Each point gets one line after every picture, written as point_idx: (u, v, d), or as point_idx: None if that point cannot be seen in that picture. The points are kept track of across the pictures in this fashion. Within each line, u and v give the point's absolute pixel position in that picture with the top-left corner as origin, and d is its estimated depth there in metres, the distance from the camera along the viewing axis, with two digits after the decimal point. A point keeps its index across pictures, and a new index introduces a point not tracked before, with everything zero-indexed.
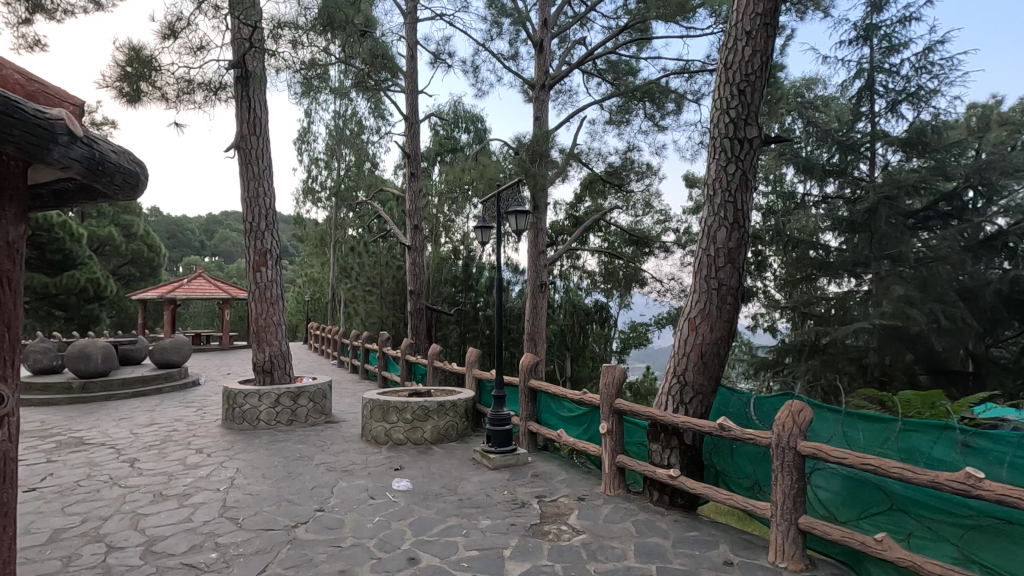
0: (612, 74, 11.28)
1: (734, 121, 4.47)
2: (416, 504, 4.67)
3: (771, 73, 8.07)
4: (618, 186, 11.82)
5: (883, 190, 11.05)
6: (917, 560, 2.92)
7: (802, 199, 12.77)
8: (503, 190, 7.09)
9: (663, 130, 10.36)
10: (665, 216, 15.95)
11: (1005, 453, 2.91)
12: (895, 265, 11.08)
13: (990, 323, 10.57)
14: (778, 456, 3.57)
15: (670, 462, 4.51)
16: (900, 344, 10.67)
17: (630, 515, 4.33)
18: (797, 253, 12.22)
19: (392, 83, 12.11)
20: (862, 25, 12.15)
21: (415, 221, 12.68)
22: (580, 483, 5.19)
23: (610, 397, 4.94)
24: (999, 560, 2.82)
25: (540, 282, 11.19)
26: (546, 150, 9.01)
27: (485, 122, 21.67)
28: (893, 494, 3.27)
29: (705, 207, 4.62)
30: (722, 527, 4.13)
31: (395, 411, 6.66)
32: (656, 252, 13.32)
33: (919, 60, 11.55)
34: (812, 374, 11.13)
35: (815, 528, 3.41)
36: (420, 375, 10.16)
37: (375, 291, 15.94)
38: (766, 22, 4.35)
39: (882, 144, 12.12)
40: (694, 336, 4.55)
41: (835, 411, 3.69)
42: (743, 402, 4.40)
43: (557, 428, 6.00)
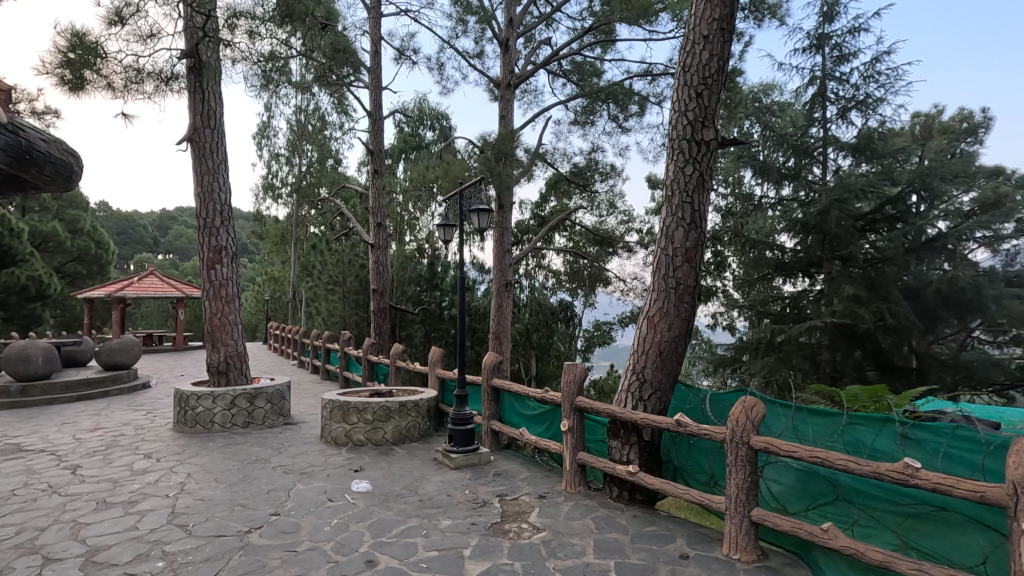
0: (577, 75, 11.37)
1: (692, 123, 4.56)
2: (375, 505, 4.60)
3: (730, 78, 8.31)
4: (583, 187, 11.93)
5: (835, 193, 11.29)
6: (859, 548, 3.05)
7: (759, 201, 13.18)
8: (465, 189, 7.06)
9: (626, 131, 10.54)
10: (628, 216, 16.20)
11: (941, 444, 3.05)
12: (846, 265, 11.50)
13: (931, 321, 11.17)
14: (732, 450, 3.66)
15: (630, 458, 4.57)
16: (850, 342, 11.15)
17: (590, 512, 4.37)
18: (753, 253, 12.57)
19: (355, 78, 11.93)
20: (815, 34, 12.60)
21: (378, 218, 12.47)
22: (541, 481, 5.20)
23: (571, 395, 4.96)
24: (935, 546, 2.97)
25: (506, 281, 11.13)
26: (511, 149, 9.02)
27: (450, 119, 21.50)
28: (840, 485, 3.40)
29: (664, 207, 4.69)
30: (679, 522, 4.22)
31: (355, 412, 6.55)
32: (619, 252, 13.51)
33: (868, 69, 12.05)
34: (767, 371, 11.55)
35: (766, 520, 3.50)
36: (382, 375, 10.03)
37: (337, 289, 15.65)
38: (723, 26, 4.46)
39: (834, 149, 12.56)
40: (653, 334, 4.62)
41: (786, 406, 3.81)
42: (700, 399, 4.51)
43: (519, 427, 6.01)
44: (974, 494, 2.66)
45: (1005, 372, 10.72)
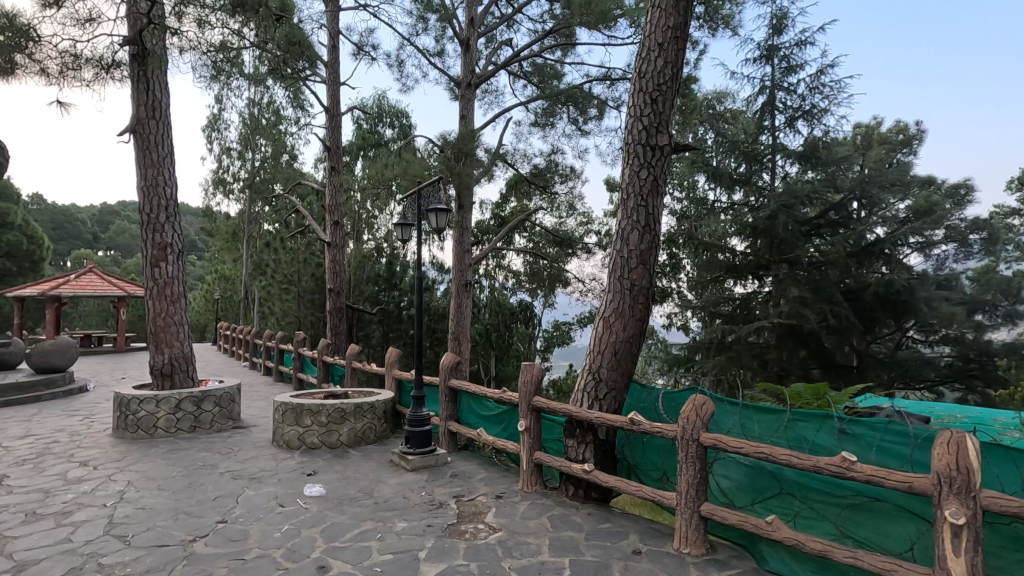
0: (537, 77, 11.44)
1: (647, 128, 4.66)
2: (329, 509, 4.50)
3: (686, 86, 8.57)
4: (543, 188, 12.02)
5: (783, 199, 11.74)
6: (801, 539, 3.18)
7: (712, 205, 13.62)
8: (424, 187, 6.98)
9: (586, 134, 10.67)
10: (587, 218, 16.44)
11: (875, 438, 3.23)
12: (792, 268, 11.97)
13: (870, 322, 11.79)
14: (683, 447, 3.76)
15: (585, 456, 4.63)
16: (795, 342, 11.64)
17: (546, 511, 4.41)
18: (706, 255, 12.93)
19: (312, 73, 11.63)
20: (765, 46, 13.10)
21: (335, 216, 12.21)
22: (498, 481, 5.22)
23: (528, 395, 4.99)
24: (870, 535, 3.14)
25: (465, 281, 11.07)
26: (471, 149, 9.00)
27: (410, 117, 21.26)
28: (783, 479, 3.55)
29: (620, 210, 4.78)
30: (633, 518, 4.31)
31: (308, 415, 6.38)
32: (578, 253, 13.67)
33: (813, 81, 12.62)
34: (719, 370, 11.97)
35: (715, 514, 3.61)
36: (338, 376, 9.84)
37: (292, 288, 15.23)
38: (677, 35, 4.58)
39: (782, 156, 13.08)
40: (608, 334, 4.70)
41: (733, 404, 3.94)
42: (653, 397, 4.62)
43: (477, 427, 6.01)
44: (903, 485, 2.82)
45: (935, 369, 11.45)
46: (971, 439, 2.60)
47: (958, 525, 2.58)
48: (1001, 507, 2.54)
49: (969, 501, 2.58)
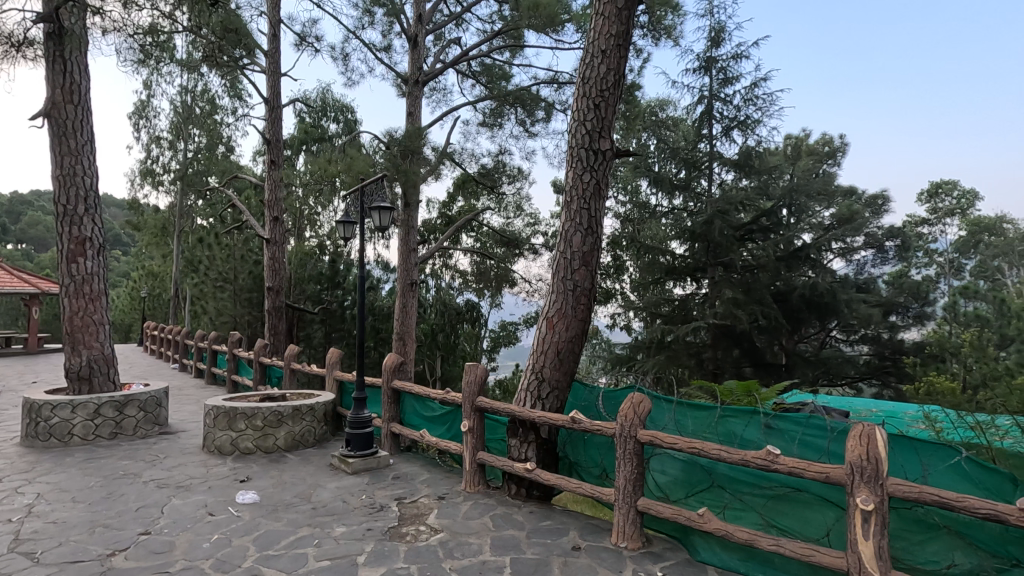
0: (486, 77, 11.45)
1: (590, 133, 4.77)
2: (263, 516, 4.33)
3: (630, 93, 8.85)
4: (491, 189, 12.04)
5: (718, 205, 12.24)
6: (729, 530, 3.34)
7: (654, 209, 14.07)
8: (367, 184, 6.81)
9: (533, 136, 10.76)
10: (534, 219, 16.60)
11: (796, 431, 3.44)
12: (727, 271, 12.50)
13: (797, 322, 12.53)
14: (621, 444, 3.87)
15: (527, 456, 4.67)
16: (729, 341, 12.23)
17: (489, 511, 4.42)
18: (648, 258, 13.27)
19: (250, 62, 11.14)
20: (704, 57, 13.66)
21: (275, 212, 11.75)
22: (441, 482, 5.19)
23: (471, 395, 4.99)
24: (792, 523, 3.34)
25: (411, 281, 10.91)
26: (418, 147, 8.90)
27: (355, 112, 20.76)
28: (714, 473, 3.71)
29: (564, 212, 4.86)
30: (573, 515, 4.40)
31: (242, 419, 6.11)
32: (526, 253, 13.76)
33: (748, 93, 13.26)
34: (659, 368, 12.38)
35: (651, 508, 3.73)
36: (276, 378, 9.50)
37: (227, 287, 14.55)
38: (619, 42, 4.70)
39: (719, 164, 13.66)
40: (551, 334, 4.77)
41: (669, 401, 4.08)
42: (594, 395, 4.74)
43: (420, 428, 5.96)
44: (821, 475, 3.01)
45: (855, 366, 12.31)
46: (879, 432, 2.81)
47: (868, 511, 2.78)
48: (904, 493, 2.76)
49: (877, 488, 2.79)
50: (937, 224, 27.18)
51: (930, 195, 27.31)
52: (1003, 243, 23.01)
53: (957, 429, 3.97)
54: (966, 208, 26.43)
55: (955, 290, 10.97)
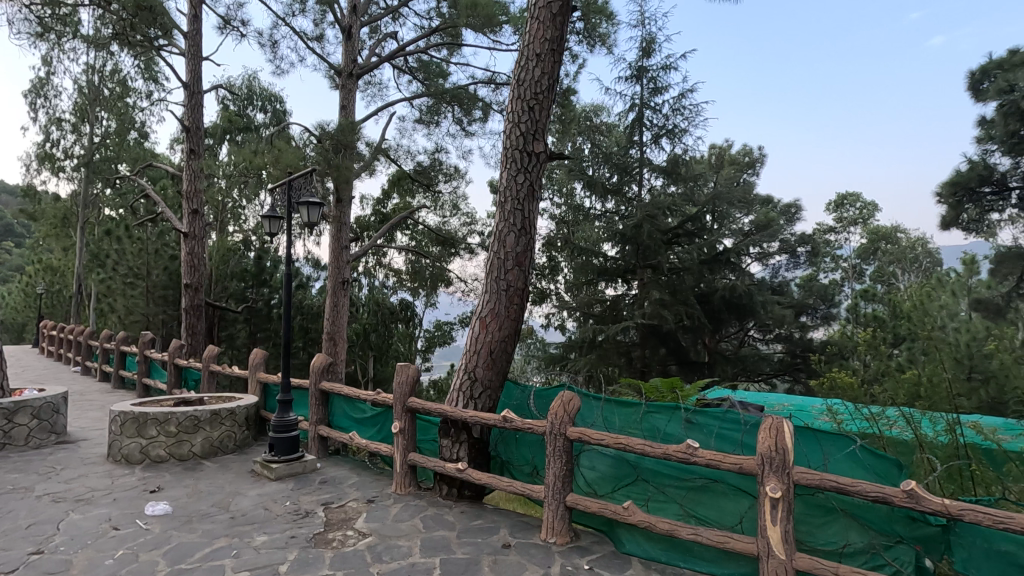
0: (423, 73, 11.31)
1: (524, 135, 4.82)
2: (174, 528, 4.07)
3: (565, 97, 9.01)
4: (427, 187, 11.92)
5: (647, 209, 12.54)
6: (652, 521, 3.48)
7: (587, 211, 14.42)
8: (295, 178, 6.53)
9: (470, 136, 10.75)
10: (471, 219, 16.57)
11: (714, 426, 3.65)
12: (655, 273, 12.98)
13: (718, 322, 13.25)
14: (551, 442, 3.94)
15: (459, 456, 4.66)
16: (657, 340, 12.73)
17: (419, 512, 4.37)
18: (581, 259, 13.54)
19: (167, 42, 10.40)
20: (636, 66, 14.14)
21: (194, 204, 11.03)
22: (371, 485, 5.07)
23: (403, 396, 4.92)
24: (709, 512, 3.54)
25: (342, 279, 10.57)
26: (352, 142, 8.65)
27: (284, 102, 19.88)
28: (639, 467, 3.85)
29: (498, 212, 4.89)
30: (504, 513, 4.43)
31: (154, 425, 5.69)
32: (462, 252, 13.69)
33: (676, 103, 13.87)
34: (590, 367, 12.75)
35: (579, 504, 3.82)
36: (193, 380, 8.94)
37: (139, 283, 13.51)
38: (553, 47, 4.79)
39: (649, 170, 14.18)
40: (484, 334, 4.78)
41: (598, 398, 4.19)
42: (525, 394, 4.81)
43: (349, 430, 5.80)
44: (735, 466, 3.20)
45: (769, 364, 13.22)
46: (787, 424, 3.03)
47: (776, 499, 2.98)
48: (807, 481, 2.99)
49: (784, 477, 3.00)
50: (842, 233, 29.54)
51: (836, 205, 29.67)
52: (897, 251, 25.36)
53: (854, 421, 4.34)
54: (868, 218, 28.92)
55: (855, 293, 11.94)
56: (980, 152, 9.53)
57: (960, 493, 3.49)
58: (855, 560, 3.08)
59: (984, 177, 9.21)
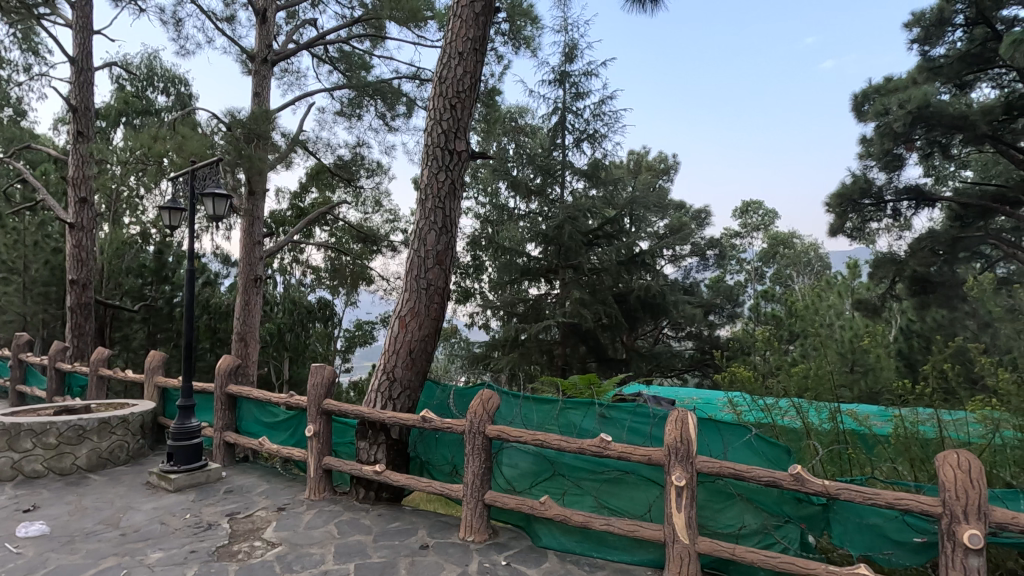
0: (344, 64, 10.90)
1: (446, 132, 4.79)
2: (52, 550, 3.67)
3: (489, 97, 9.04)
4: (348, 181, 11.55)
5: (569, 211, 12.86)
6: (567, 514, 3.59)
7: (511, 211, 14.57)
8: (199, 168, 6.08)
9: (393, 131, 10.51)
10: (394, 215, 16.25)
11: (626, 420, 3.82)
12: (576, 273, 13.32)
13: (634, 320, 13.86)
14: (469, 441, 3.94)
15: (377, 457, 4.56)
16: (577, 338, 13.10)
17: (334, 518, 4.23)
18: (505, 258, 13.61)
19: (49, 11, 9.33)
20: (559, 71, 14.45)
21: (81, 192, 9.98)
22: (282, 492, 4.84)
23: (317, 398, 4.73)
24: (621, 503, 3.70)
25: (254, 277, 9.97)
26: (265, 131, 8.18)
27: (189, 85, 18.47)
28: (555, 462, 3.95)
29: (419, 210, 4.83)
30: (423, 514, 4.38)
31: (29, 436, 5.11)
32: (384, 250, 13.37)
33: (596, 109, 14.32)
34: (512, 365, 12.97)
35: (497, 501, 3.86)
36: (79, 386, 8.11)
37: (13, 278, 12.04)
38: (475, 47, 4.80)
39: (571, 173, 14.54)
40: (403, 333, 4.70)
41: (516, 396, 4.25)
42: (445, 394, 4.80)
43: (259, 436, 5.51)
44: (644, 458, 3.36)
45: (679, 360, 14.10)
46: (691, 416, 3.22)
47: (680, 487, 3.17)
48: (708, 468, 3.19)
49: (687, 466, 3.19)
50: (747, 237, 31.78)
51: (742, 211, 31.86)
52: (792, 255, 27.71)
53: (752, 411, 4.68)
54: (769, 224, 31.30)
55: (757, 294, 12.86)
56: (861, 167, 10.61)
57: (838, 475, 3.87)
58: (750, 540, 3.33)
59: (864, 190, 10.24)
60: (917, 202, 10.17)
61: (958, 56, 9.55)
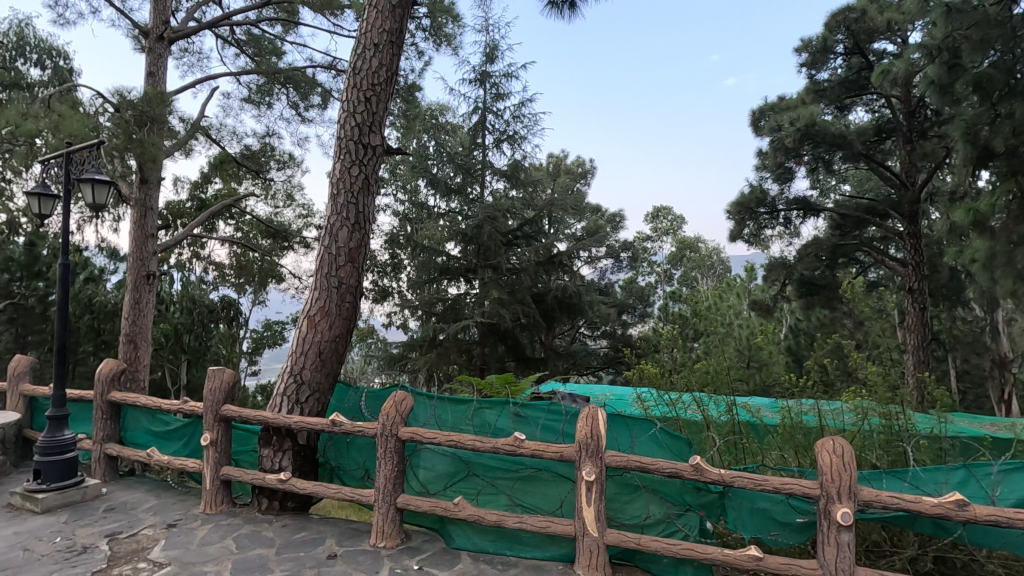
0: (252, 48, 10.23)
1: (360, 126, 4.62)
2: None
3: (409, 92, 8.83)
4: (256, 173, 10.88)
5: (488, 211, 12.89)
6: (481, 514, 3.58)
7: (431, 209, 14.37)
8: (76, 151, 5.45)
9: (307, 122, 10.02)
10: (307, 210, 15.53)
11: (540, 417, 3.89)
12: (495, 273, 13.36)
13: (552, 320, 14.13)
14: (382, 444, 3.83)
15: (282, 465, 4.31)
16: (496, 338, 13.14)
17: (233, 531, 3.95)
18: (424, 257, 13.42)
19: None
20: (480, 70, 14.45)
21: None
22: (173, 508, 4.45)
23: (215, 403, 4.40)
24: (534, 500, 3.76)
25: (146, 273, 9.08)
26: (160, 115, 7.49)
27: (70, 58, 16.59)
28: (470, 462, 3.93)
29: (330, 205, 4.63)
30: (331, 522, 4.19)
31: None
32: (295, 247, 12.69)
33: (517, 111, 14.47)
34: (430, 366, 12.84)
35: (410, 504, 3.77)
36: None
37: None
38: (392, 39, 4.67)
39: (490, 173, 14.57)
40: (312, 334, 4.48)
41: (430, 397, 4.17)
42: (357, 396, 4.63)
43: (148, 447, 5.04)
44: (556, 454, 3.42)
45: (595, 358, 14.55)
46: (601, 412, 3.32)
47: (590, 481, 3.25)
48: (616, 462, 3.31)
49: (597, 461, 3.28)
50: (657, 241, 33.45)
51: (653, 216, 33.51)
52: (698, 258, 29.54)
53: (659, 406, 4.90)
54: (678, 229, 33.16)
55: (666, 295, 13.54)
56: (758, 178, 11.48)
57: (734, 463, 4.15)
58: (654, 529, 3.47)
59: (760, 200, 11.09)
60: (804, 212, 11.16)
61: (839, 81, 10.59)
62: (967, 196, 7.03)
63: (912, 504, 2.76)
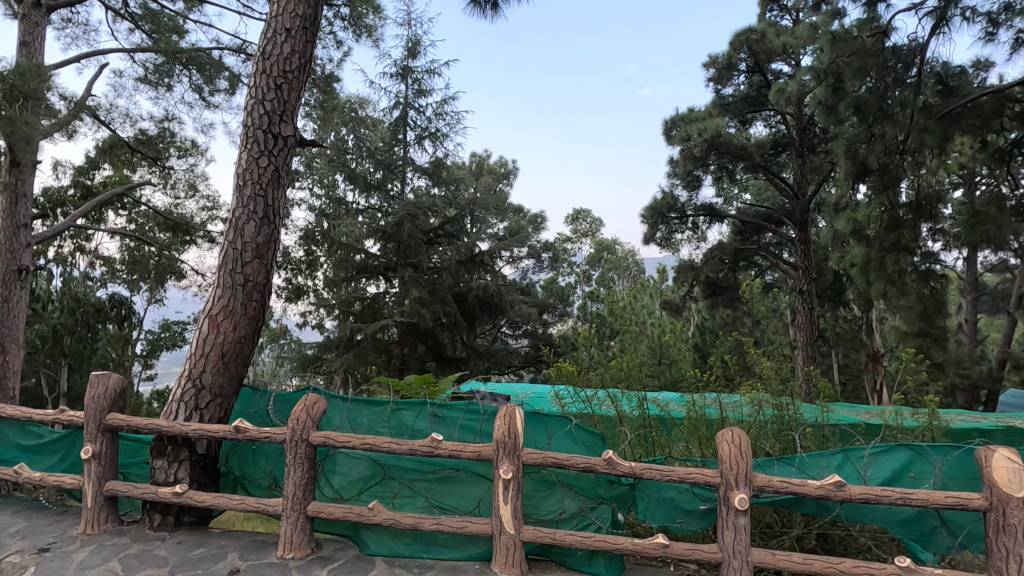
0: (149, 24, 9.37)
1: (269, 114, 4.36)
2: None
3: (326, 82, 8.47)
4: (153, 160, 9.97)
5: (409, 208, 12.66)
6: (397, 517, 3.50)
7: (349, 205, 13.88)
8: None
9: (212, 107, 9.33)
10: (212, 202, 14.52)
11: (457, 418, 3.86)
12: (416, 272, 13.13)
13: (473, 319, 14.10)
14: (291, 450, 3.64)
15: (177, 477, 3.98)
16: (416, 338, 12.93)
17: (118, 552, 3.60)
18: (341, 254, 12.93)
19: None
20: (402, 65, 14.17)
21: None
22: (46, 530, 3.99)
23: (98, 412, 3.98)
24: (452, 500, 3.73)
25: (18, 268, 8.06)
26: (36, 92, 6.67)
27: None
28: (386, 465, 3.83)
29: (235, 197, 4.34)
30: (234, 535, 3.93)
31: None
32: (198, 241, 11.78)
33: (439, 108, 14.32)
34: (346, 367, 12.42)
35: (321, 511, 3.61)
36: None
37: None
38: (305, 25, 4.45)
39: (412, 170, 14.32)
40: (214, 335, 4.18)
41: (344, 399, 4.02)
42: (265, 400, 4.38)
43: (15, 463, 4.48)
44: (473, 454, 3.41)
45: (515, 358, 14.68)
46: (518, 412, 3.34)
47: (507, 480, 3.27)
48: (533, 460, 3.35)
49: (514, 459, 3.30)
50: (577, 243, 34.36)
51: (573, 218, 34.37)
52: (615, 260, 30.70)
53: (576, 402, 5.02)
54: (597, 231, 34.26)
55: (585, 295, 13.95)
56: (669, 184, 12.10)
57: (644, 456, 4.35)
58: (568, 523, 3.56)
59: (672, 205, 11.70)
60: (710, 218, 11.91)
61: (741, 97, 11.40)
62: (847, 206, 7.79)
63: (800, 488, 3.01)
